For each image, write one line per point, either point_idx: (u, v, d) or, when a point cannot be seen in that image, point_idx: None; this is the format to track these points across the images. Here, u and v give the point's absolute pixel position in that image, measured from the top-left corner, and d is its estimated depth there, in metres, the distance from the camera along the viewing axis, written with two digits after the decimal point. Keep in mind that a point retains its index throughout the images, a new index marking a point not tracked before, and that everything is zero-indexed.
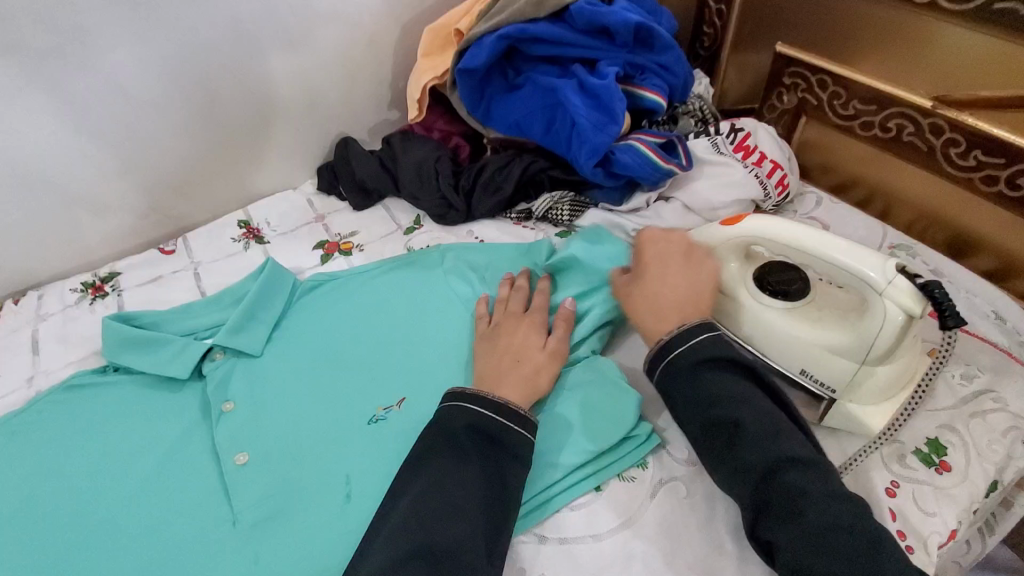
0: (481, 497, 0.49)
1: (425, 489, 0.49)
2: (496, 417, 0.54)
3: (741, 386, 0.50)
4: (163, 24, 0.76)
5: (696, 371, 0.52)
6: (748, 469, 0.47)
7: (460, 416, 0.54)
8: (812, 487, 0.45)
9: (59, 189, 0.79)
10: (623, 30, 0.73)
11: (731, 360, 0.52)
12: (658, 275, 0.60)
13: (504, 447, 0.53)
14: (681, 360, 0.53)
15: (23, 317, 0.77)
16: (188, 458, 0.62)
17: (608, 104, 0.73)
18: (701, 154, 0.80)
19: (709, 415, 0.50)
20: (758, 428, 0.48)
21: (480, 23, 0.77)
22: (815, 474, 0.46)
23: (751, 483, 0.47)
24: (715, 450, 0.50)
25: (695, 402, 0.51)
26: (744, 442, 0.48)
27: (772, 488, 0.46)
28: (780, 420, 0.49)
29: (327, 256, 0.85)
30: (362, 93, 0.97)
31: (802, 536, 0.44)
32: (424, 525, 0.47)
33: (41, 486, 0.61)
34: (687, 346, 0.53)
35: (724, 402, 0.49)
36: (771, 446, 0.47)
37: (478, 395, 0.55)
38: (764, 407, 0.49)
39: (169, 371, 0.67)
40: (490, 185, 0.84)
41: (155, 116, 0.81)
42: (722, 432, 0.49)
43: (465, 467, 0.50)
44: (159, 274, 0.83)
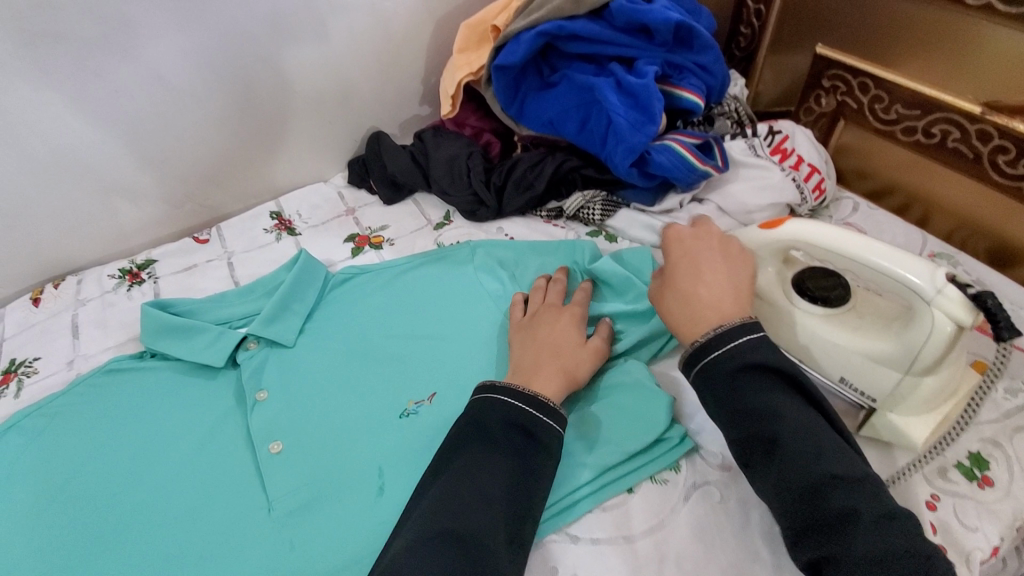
0: (507, 489, 0.48)
1: (452, 477, 0.48)
2: (527, 409, 0.53)
3: (779, 397, 0.48)
4: (205, 16, 0.77)
5: (734, 380, 0.50)
6: (790, 487, 0.46)
7: (492, 407, 0.53)
8: (857, 506, 0.44)
9: (101, 176, 0.80)
10: (663, 28, 0.72)
11: (771, 368, 0.49)
12: (692, 272, 0.58)
13: (533, 438, 0.52)
14: (716, 367, 0.51)
15: (63, 301, 0.79)
16: (224, 444, 0.63)
17: (646, 103, 0.73)
18: (738, 156, 0.79)
19: (748, 426, 0.49)
20: (795, 444, 0.46)
21: (518, 19, 0.77)
22: (863, 492, 0.45)
23: (789, 499, 0.46)
24: (753, 463, 0.49)
25: (734, 412, 0.49)
26: (780, 460, 0.46)
27: (816, 507, 0.45)
28: (823, 434, 0.47)
29: (358, 249, 0.86)
30: (394, 88, 0.97)
31: (845, 557, 0.43)
32: (450, 507, 0.46)
33: (82, 467, 0.62)
34: (722, 352, 0.51)
35: (761, 414, 0.48)
36: (812, 462, 0.46)
37: (512, 389, 0.54)
38: (804, 419, 0.48)
39: (204, 359, 0.68)
40: (522, 183, 0.84)
41: (195, 107, 0.82)
42: (760, 444, 0.48)
43: (494, 456, 0.49)
44: (193, 263, 0.84)
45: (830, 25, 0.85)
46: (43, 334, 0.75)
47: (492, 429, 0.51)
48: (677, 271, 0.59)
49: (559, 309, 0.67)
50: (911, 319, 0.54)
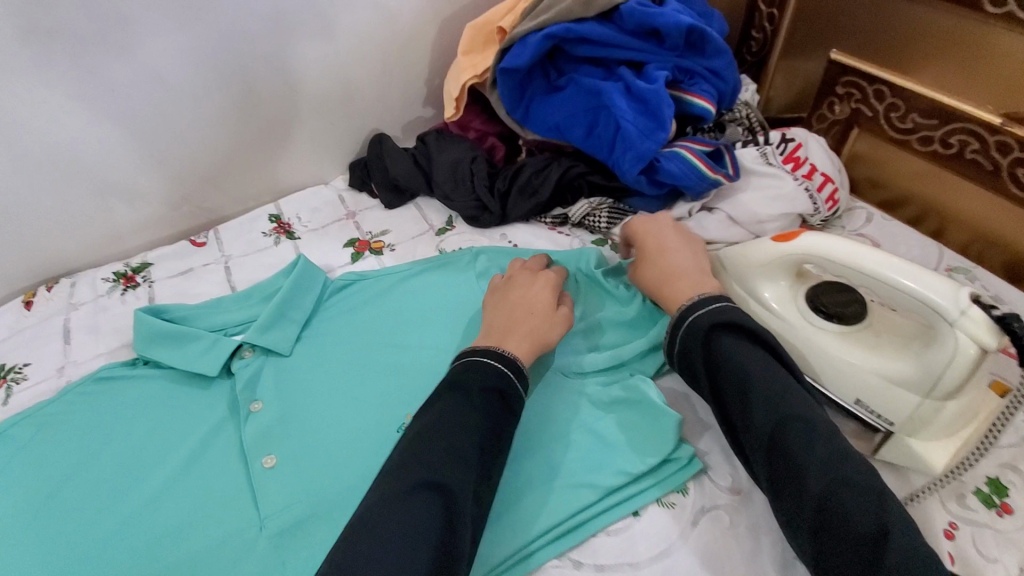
0: (477, 441, 0.49)
1: (428, 431, 0.49)
2: (506, 371, 0.55)
3: (751, 354, 0.52)
4: (204, 14, 0.75)
5: (708, 338, 0.54)
6: (756, 430, 0.48)
7: (475, 369, 0.54)
8: (818, 449, 0.45)
9: (96, 177, 0.79)
10: (674, 32, 0.70)
11: (744, 329, 0.53)
12: (659, 249, 0.66)
13: (506, 403, 0.53)
14: (696, 325, 0.55)
15: (56, 304, 0.77)
16: (217, 457, 0.61)
17: (656, 109, 0.71)
18: (750, 164, 0.77)
19: (720, 380, 0.52)
20: (762, 392, 0.49)
21: (525, 21, 0.75)
22: (825, 435, 0.46)
23: (755, 445, 0.48)
24: (726, 415, 0.51)
25: (709, 365, 0.53)
26: (746, 407, 0.49)
27: (778, 447, 0.46)
28: (791, 385, 0.50)
29: (357, 254, 0.84)
30: (397, 89, 0.95)
31: (803, 495, 0.44)
32: (423, 461, 0.47)
33: (70, 478, 0.60)
34: (701, 312, 0.55)
35: (732, 367, 0.51)
36: (778, 407, 0.48)
37: (494, 350, 0.56)
38: (774, 373, 0.50)
39: (198, 367, 0.67)
40: (527, 189, 0.82)
41: (193, 106, 0.80)
42: (730, 395, 0.51)
43: (470, 412, 0.50)
44: (189, 266, 0.82)
45: (845, 30, 0.82)
46: (34, 339, 0.73)
47: (472, 389, 0.52)
48: (647, 248, 0.67)
49: (534, 275, 0.69)
50: (931, 340, 0.52)
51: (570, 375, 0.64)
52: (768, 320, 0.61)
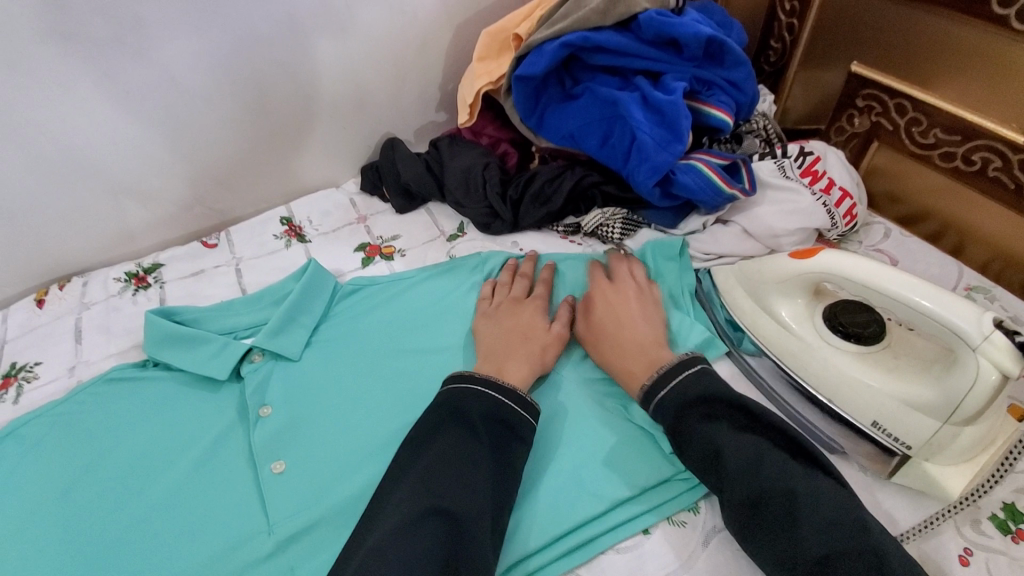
0: (490, 479, 0.50)
1: (435, 461, 0.50)
2: (508, 403, 0.56)
3: (719, 425, 0.52)
4: (219, 17, 0.74)
5: (679, 412, 0.54)
6: (736, 500, 0.49)
7: (471, 398, 0.55)
8: (801, 514, 0.46)
9: (108, 176, 0.79)
10: (693, 43, 0.69)
11: (711, 400, 0.54)
12: (616, 322, 0.64)
13: (510, 428, 0.54)
14: (665, 400, 0.55)
15: (68, 304, 0.77)
16: (225, 461, 0.61)
17: (672, 120, 0.70)
18: (767, 177, 0.76)
19: (695, 453, 0.52)
20: (737, 462, 0.50)
21: (542, 29, 0.75)
22: (808, 499, 0.47)
23: (740, 515, 0.49)
24: (709, 482, 0.52)
25: (682, 437, 0.53)
26: (724, 477, 0.50)
27: (762, 516, 0.47)
28: (763, 450, 0.50)
29: (368, 259, 0.84)
30: (411, 93, 0.95)
31: (799, 564, 0.45)
32: (433, 489, 0.49)
33: (79, 480, 0.60)
34: (668, 387, 0.56)
35: (702, 442, 0.52)
36: (752, 477, 0.49)
37: (496, 381, 0.57)
38: (742, 440, 0.51)
39: (206, 371, 0.66)
40: (540, 197, 0.81)
41: (207, 109, 0.80)
42: (708, 465, 0.51)
43: (472, 443, 0.52)
44: (201, 268, 0.82)
45: (866, 42, 0.81)
46: (46, 338, 0.74)
47: (476, 420, 0.54)
48: (604, 320, 0.65)
49: (523, 302, 0.70)
50: (953, 364, 0.52)
51: (581, 384, 0.64)
52: (783, 337, 0.61)
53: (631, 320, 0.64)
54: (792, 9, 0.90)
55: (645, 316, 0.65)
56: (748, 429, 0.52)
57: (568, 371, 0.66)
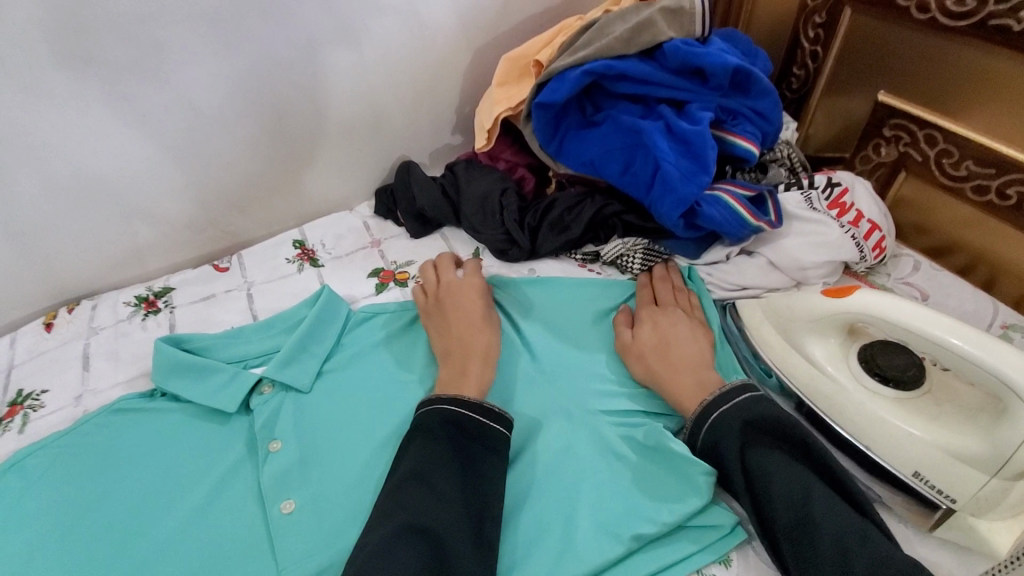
0: (461, 490, 0.51)
1: (404, 478, 0.51)
2: (471, 414, 0.57)
3: (775, 453, 0.51)
4: (238, 39, 0.74)
5: (737, 432, 0.53)
6: (785, 534, 0.48)
7: (432, 414, 0.57)
8: (853, 553, 0.45)
9: (119, 199, 0.78)
10: (720, 72, 0.68)
11: (772, 425, 0.52)
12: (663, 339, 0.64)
13: (479, 439, 0.56)
14: (722, 420, 0.54)
15: (76, 328, 0.76)
16: (235, 499, 0.59)
17: (698, 151, 0.68)
18: (792, 209, 0.74)
19: (746, 477, 0.51)
20: (787, 492, 0.49)
21: (564, 56, 0.74)
22: (860, 539, 0.46)
23: (785, 543, 0.48)
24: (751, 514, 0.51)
25: (735, 463, 0.52)
26: (770, 505, 0.49)
27: (810, 553, 0.46)
28: (816, 485, 0.49)
29: (382, 285, 0.82)
30: (427, 117, 0.94)
31: None
32: (406, 507, 0.49)
33: (82, 518, 0.58)
34: (729, 407, 0.55)
35: (757, 466, 0.51)
36: (804, 512, 0.47)
37: (456, 397, 0.58)
38: (796, 474, 0.50)
39: (216, 403, 0.65)
40: (558, 225, 0.80)
41: (222, 130, 0.79)
42: (756, 490, 0.50)
43: (446, 459, 0.53)
44: (213, 292, 0.81)
45: (893, 72, 0.80)
46: (53, 364, 0.72)
47: (438, 433, 0.55)
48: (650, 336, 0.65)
49: (462, 302, 0.71)
50: (1000, 415, 0.50)
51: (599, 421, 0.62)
52: (816, 378, 0.59)
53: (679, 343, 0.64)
54: (816, 36, 0.89)
55: (691, 334, 0.65)
56: (801, 462, 0.51)
57: (586, 409, 0.63)
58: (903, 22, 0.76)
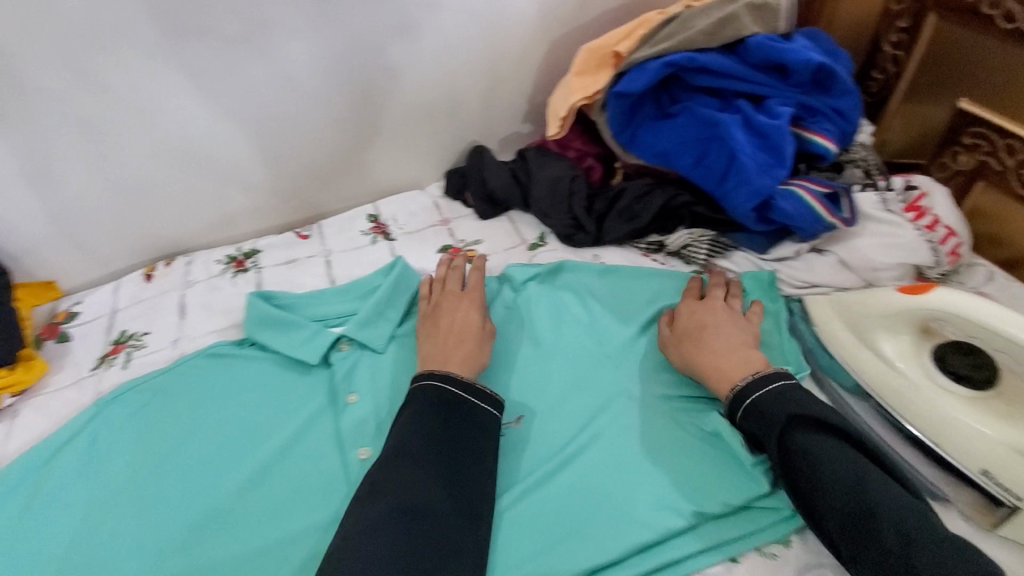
0: (441, 472, 0.53)
1: (389, 457, 0.54)
2: (462, 394, 0.59)
3: (818, 435, 0.52)
4: (338, 21, 0.78)
5: (775, 418, 0.54)
6: (835, 512, 0.49)
7: (425, 390, 0.58)
8: (908, 530, 0.45)
9: (218, 165, 0.84)
10: (803, 69, 0.69)
11: (811, 411, 0.53)
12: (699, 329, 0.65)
13: (471, 418, 0.58)
14: (760, 405, 0.55)
15: (173, 281, 0.82)
16: (316, 443, 0.64)
17: (777, 145, 0.69)
18: (868, 209, 0.73)
19: (789, 459, 0.52)
20: (835, 472, 0.49)
21: (645, 48, 0.76)
22: (912, 515, 0.46)
23: (835, 520, 0.49)
24: (797, 494, 0.52)
25: (779, 446, 0.53)
26: (819, 484, 0.50)
27: (863, 531, 0.47)
28: (862, 464, 0.50)
29: (451, 261, 0.86)
30: (502, 104, 0.98)
31: None
32: (393, 486, 0.52)
33: (180, 449, 0.64)
34: (763, 393, 0.56)
35: (802, 446, 0.52)
36: (851, 490, 0.48)
37: (449, 375, 0.60)
38: (842, 454, 0.50)
39: (299, 355, 0.70)
40: (626, 213, 0.82)
41: (315, 106, 0.84)
42: (801, 472, 0.51)
43: (434, 437, 0.55)
44: (294, 257, 0.86)
45: (975, 80, 0.79)
46: (152, 311, 0.79)
47: (428, 409, 0.57)
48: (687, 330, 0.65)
49: (459, 295, 0.71)
50: None
51: (662, 402, 0.64)
52: (885, 373, 0.60)
53: (716, 323, 0.65)
54: (898, 41, 0.87)
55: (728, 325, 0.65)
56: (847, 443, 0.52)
57: (649, 389, 0.66)
58: (986, 32, 0.76)
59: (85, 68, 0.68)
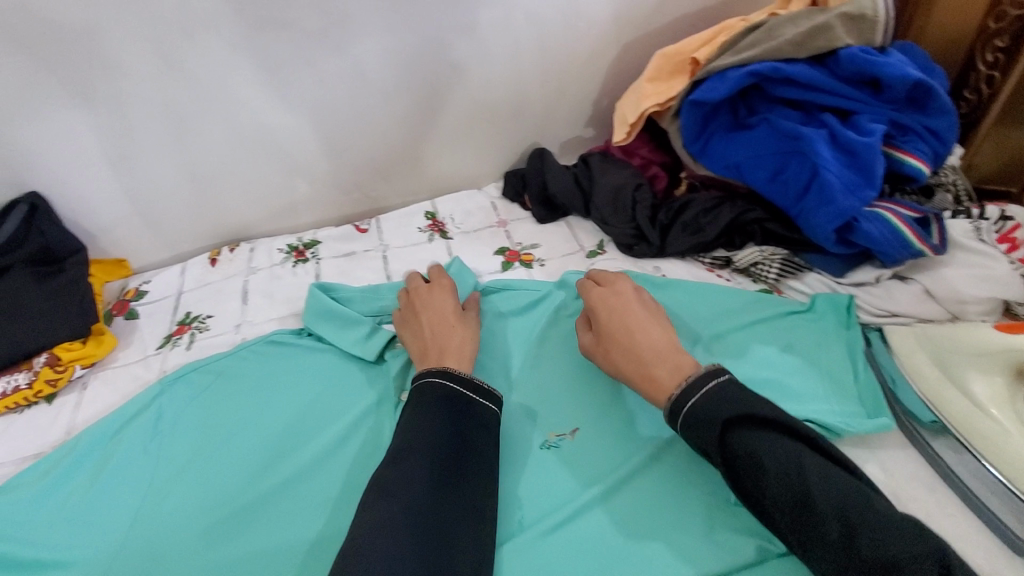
0: (441, 466, 0.52)
1: (395, 455, 0.53)
2: (461, 390, 0.58)
3: (758, 433, 0.50)
4: (413, 18, 0.78)
5: (715, 424, 0.51)
6: (782, 508, 0.48)
7: (424, 387, 0.58)
8: (851, 516, 0.45)
9: (285, 156, 0.85)
10: (898, 84, 0.65)
11: (748, 413, 0.50)
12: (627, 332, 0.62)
13: (472, 414, 0.57)
14: (699, 412, 0.52)
15: (237, 266, 0.84)
16: (370, 438, 0.64)
17: (866, 164, 0.66)
18: (958, 236, 0.69)
19: (733, 463, 0.50)
20: (778, 469, 0.48)
21: (726, 55, 0.73)
22: (854, 501, 0.46)
23: (783, 515, 0.48)
24: (742, 494, 0.50)
25: (722, 454, 0.50)
26: (763, 484, 0.48)
27: (812, 525, 0.46)
28: (800, 456, 0.49)
29: (508, 263, 0.85)
30: (566, 107, 0.97)
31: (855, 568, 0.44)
32: (403, 481, 0.51)
33: (238, 433, 0.65)
34: (699, 398, 0.52)
35: (744, 449, 0.49)
36: (795, 484, 0.47)
37: (447, 371, 0.59)
38: (781, 449, 0.49)
39: (360, 351, 0.70)
40: (692, 226, 0.79)
41: (382, 103, 0.85)
42: (747, 477, 0.49)
43: (436, 431, 0.54)
44: (352, 250, 0.87)
45: None
46: (216, 295, 0.81)
47: (430, 406, 0.56)
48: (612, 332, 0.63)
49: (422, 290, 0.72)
50: None
51: None
52: (972, 415, 0.57)
53: (647, 329, 0.62)
54: (994, 61, 0.82)
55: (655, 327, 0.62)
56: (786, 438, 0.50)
57: None
58: None
59: (170, 57, 0.70)
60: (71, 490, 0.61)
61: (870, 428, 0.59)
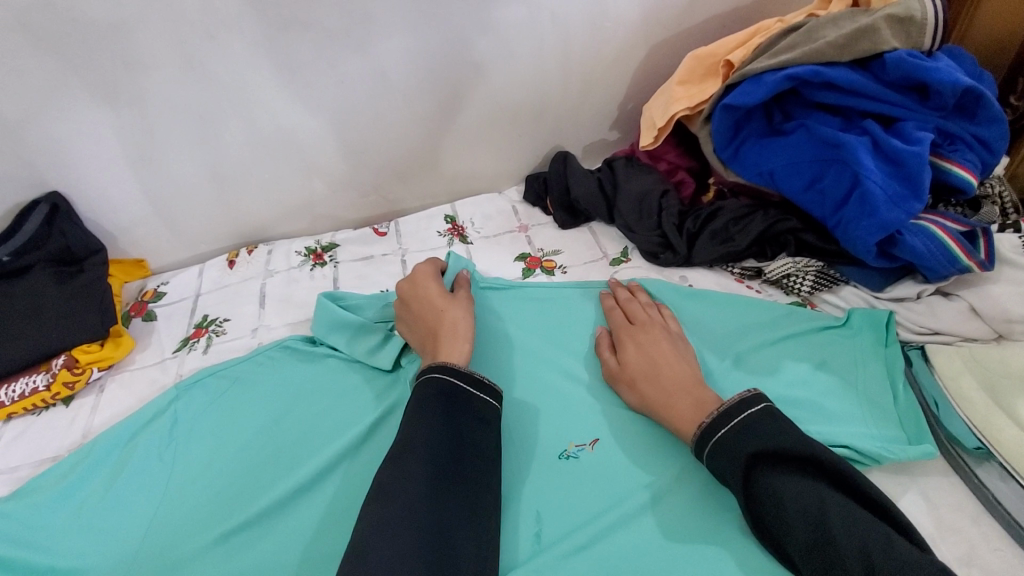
0: (439, 463, 0.51)
1: (396, 450, 0.51)
2: (461, 385, 0.56)
3: (783, 471, 0.48)
4: (437, 18, 0.76)
5: (739, 459, 0.50)
6: (806, 551, 0.46)
7: (425, 382, 0.56)
8: (877, 562, 0.42)
9: (305, 157, 0.84)
10: (948, 91, 0.62)
11: (774, 448, 0.49)
12: (653, 364, 0.62)
13: (473, 410, 0.55)
14: (726, 444, 0.51)
15: (255, 268, 0.83)
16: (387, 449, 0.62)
17: (912, 174, 0.62)
18: (1007, 252, 0.65)
19: (756, 501, 0.48)
20: (801, 509, 0.46)
21: (762, 58, 0.70)
22: (883, 548, 0.43)
23: (806, 559, 0.46)
24: (767, 533, 0.49)
25: (746, 491, 0.49)
26: (785, 525, 0.47)
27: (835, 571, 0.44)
28: (827, 497, 0.46)
29: (529, 270, 0.83)
30: (590, 110, 0.94)
31: None
32: (405, 480, 0.49)
33: (253, 440, 0.64)
34: (729, 430, 0.52)
35: (767, 486, 0.48)
36: (818, 526, 0.45)
37: (447, 366, 0.57)
38: (806, 489, 0.47)
39: (375, 359, 0.69)
40: (721, 234, 0.76)
41: (403, 104, 0.83)
42: (770, 519, 0.48)
43: (434, 427, 0.52)
44: (370, 254, 0.86)
45: None
46: (234, 297, 0.80)
47: (429, 401, 0.54)
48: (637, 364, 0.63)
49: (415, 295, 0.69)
50: None
51: None
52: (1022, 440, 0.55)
53: (673, 362, 0.61)
54: None
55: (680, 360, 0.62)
56: (815, 478, 0.48)
57: None
58: None
59: (192, 57, 0.69)
60: (88, 493, 0.61)
61: (918, 452, 0.57)
